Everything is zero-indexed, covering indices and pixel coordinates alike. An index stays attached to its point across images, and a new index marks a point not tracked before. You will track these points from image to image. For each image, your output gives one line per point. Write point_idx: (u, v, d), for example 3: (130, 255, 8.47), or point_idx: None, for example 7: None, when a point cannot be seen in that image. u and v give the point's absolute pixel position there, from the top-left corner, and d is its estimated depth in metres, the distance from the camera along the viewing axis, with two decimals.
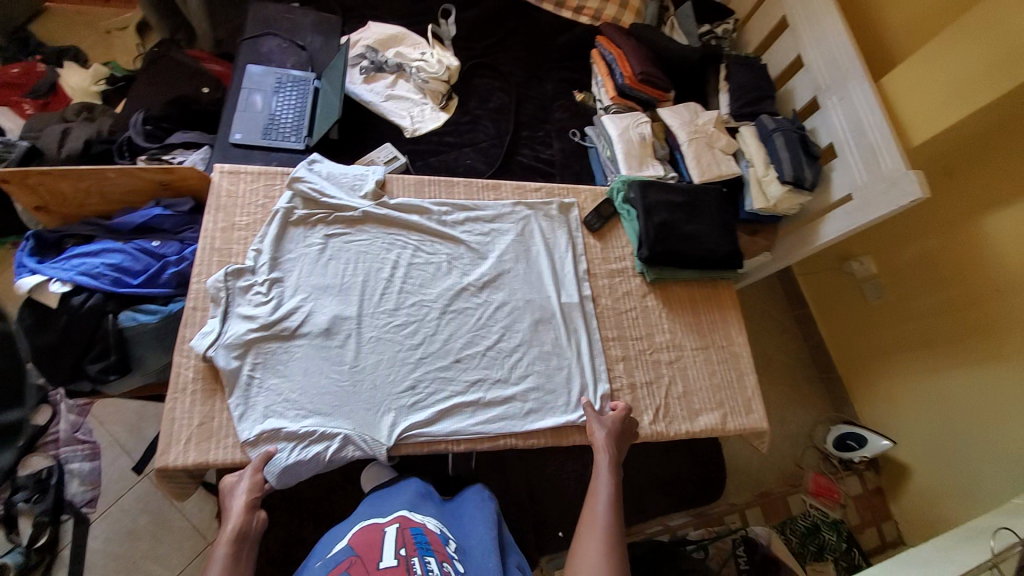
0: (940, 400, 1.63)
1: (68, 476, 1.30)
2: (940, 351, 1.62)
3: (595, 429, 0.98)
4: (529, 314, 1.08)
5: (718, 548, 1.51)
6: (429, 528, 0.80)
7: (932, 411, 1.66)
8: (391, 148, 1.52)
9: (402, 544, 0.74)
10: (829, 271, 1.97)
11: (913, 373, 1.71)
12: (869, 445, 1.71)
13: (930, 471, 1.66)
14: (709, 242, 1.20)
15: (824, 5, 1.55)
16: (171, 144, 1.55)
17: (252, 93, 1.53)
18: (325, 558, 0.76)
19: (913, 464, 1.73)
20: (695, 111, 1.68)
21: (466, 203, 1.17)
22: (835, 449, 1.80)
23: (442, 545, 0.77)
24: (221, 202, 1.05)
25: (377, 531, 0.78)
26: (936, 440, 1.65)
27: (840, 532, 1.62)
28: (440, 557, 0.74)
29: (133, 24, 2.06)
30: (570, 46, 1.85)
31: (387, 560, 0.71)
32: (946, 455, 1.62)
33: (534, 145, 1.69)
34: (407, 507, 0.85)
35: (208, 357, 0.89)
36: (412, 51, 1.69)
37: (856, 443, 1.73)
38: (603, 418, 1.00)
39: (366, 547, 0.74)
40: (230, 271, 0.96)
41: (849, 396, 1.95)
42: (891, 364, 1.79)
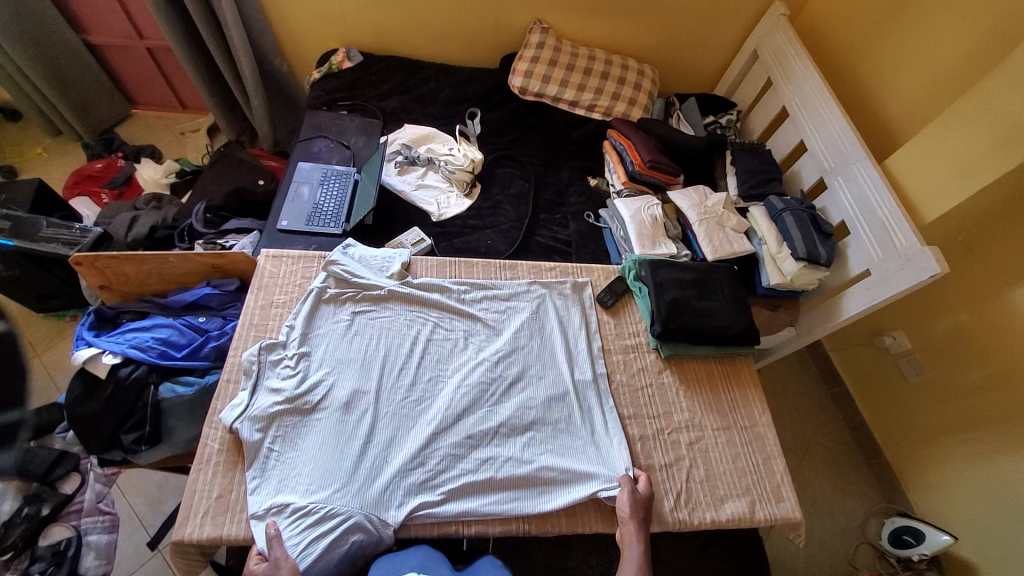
0: (1006, 490, 1.47)
1: (85, 548, 1.32)
2: (992, 436, 1.51)
3: (622, 499, 0.96)
4: (543, 391, 1.10)
5: None
6: None
7: (998, 503, 1.49)
8: (419, 231, 1.65)
9: None
10: (862, 346, 1.91)
11: (964, 459, 1.58)
12: (928, 540, 1.54)
13: (1002, 573, 1.45)
14: (722, 319, 1.21)
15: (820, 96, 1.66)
16: (226, 229, 1.75)
17: (300, 185, 1.73)
18: None
19: (982, 562, 1.51)
20: (704, 193, 1.77)
21: (484, 282, 1.24)
22: (892, 546, 1.62)
23: None
24: (262, 282, 1.16)
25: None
26: (1003, 534, 1.47)
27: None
28: None
29: (205, 127, 2.41)
30: (584, 138, 2.03)
31: None
32: (1019, 556, 1.42)
33: (552, 227, 1.80)
34: (417, 570, 0.82)
35: (233, 429, 0.94)
36: (441, 147, 1.89)
37: (914, 538, 1.57)
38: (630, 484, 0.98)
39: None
40: (264, 346, 1.03)
41: (901, 484, 1.79)
42: (941, 450, 1.66)
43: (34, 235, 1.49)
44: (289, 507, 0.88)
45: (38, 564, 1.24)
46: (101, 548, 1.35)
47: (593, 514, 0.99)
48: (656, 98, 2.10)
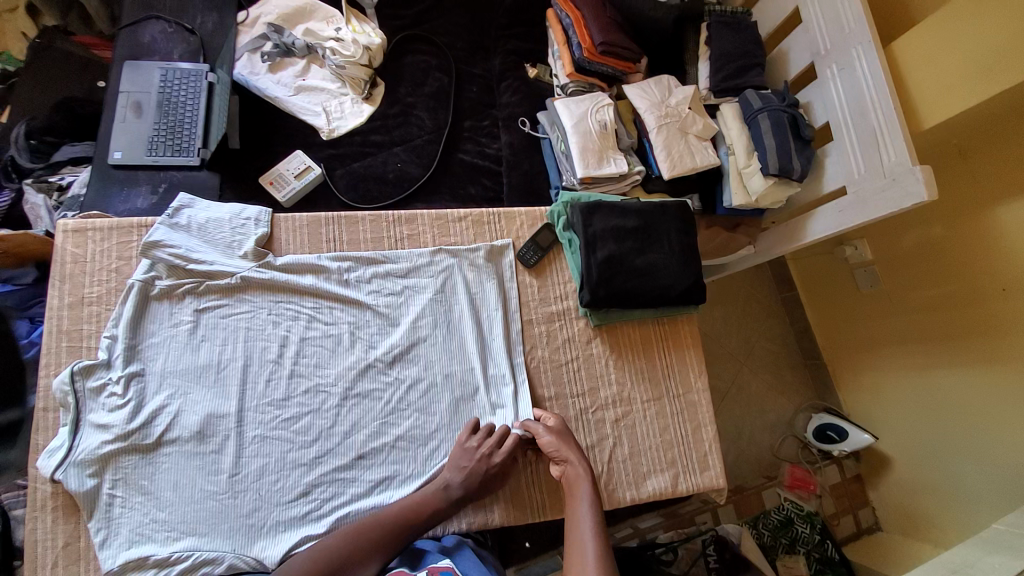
0: (930, 403, 1.48)
1: None
2: (931, 360, 1.45)
3: (540, 433, 0.90)
4: (446, 393, 0.94)
5: (688, 548, 1.38)
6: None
7: (915, 411, 1.52)
8: (304, 156, 1.30)
9: None
10: (819, 256, 1.75)
11: (895, 371, 1.57)
12: (850, 438, 1.60)
13: (912, 467, 1.55)
14: (665, 278, 1.01)
15: None
16: (56, 161, 1.34)
17: (132, 96, 1.27)
18: None
19: (896, 459, 1.60)
20: (667, 88, 1.41)
21: (374, 255, 0.97)
22: (816, 439, 1.68)
23: None
24: (65, 270, 0.87)
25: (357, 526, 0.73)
26: (921, 447, 1.51)
27: (815, 524, 1.53)
28: None
29: (24, 3, 1.71)
30: (520, 6, 1.54)
31: None
32: (931, 458, 1.48)
33: (478, 138, 1.45)
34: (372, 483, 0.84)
35: (57, 479, 0.78)
36: (325, 27, 1.41)
37: (836, 435, 1.62)
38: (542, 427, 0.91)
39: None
40: (78, 369, 0.81)
41: (832, 385, 1.79)
42: (883, 364, 1.60)
43: None
44: (150, 560, 0.77)
45: None
46: None
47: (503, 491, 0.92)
48: None
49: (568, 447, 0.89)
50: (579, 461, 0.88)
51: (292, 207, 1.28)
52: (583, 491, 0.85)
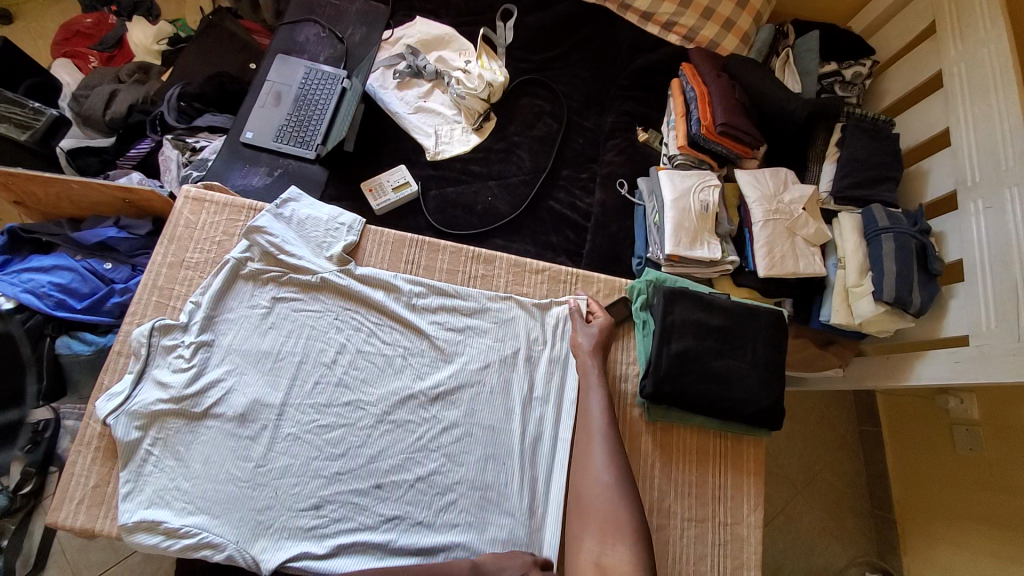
0: None
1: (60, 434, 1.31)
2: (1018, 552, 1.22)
3: (581, 336, 0.96)
4: (478, 447, 0.90)
5: None
6: None
7: None
8: (405, 171, 1.35)
9: None
10: (914, 398, 1.53)
11: (967, 548, 1.34)
12: None
13: None
14: (739, 391, 0.92)
15: (1002, 75, 1.12)
16: (197, 127, 1.51)
17: (277, 86, 1.41)
18: None
19: None
20: (782, 183, 1.33)
21: (447, 288, 0.97)
22: None
23: None
24: (176, 233, 0.95)
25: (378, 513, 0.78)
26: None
27: None
28: None
29: None
30: (646, 70, 1.53)
31: None
32: None
33: (573, 189, 1.43)
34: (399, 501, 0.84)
35: (108, 424, 0.82)
36: (457, 58, 1.48)
37: None
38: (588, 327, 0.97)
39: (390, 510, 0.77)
40: (158, 326, 0.87)
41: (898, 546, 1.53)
42: (957, 534, 1.37)
43: None
44: (160, 526, 0.79)
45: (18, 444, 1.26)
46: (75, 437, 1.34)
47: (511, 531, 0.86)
48: (763, 24, 1.51)
49: (595, 345, 0.94)
50: (595, 357, 0.93)
51: (382, 216, 1.33)
52: (594, 383, 0.91)
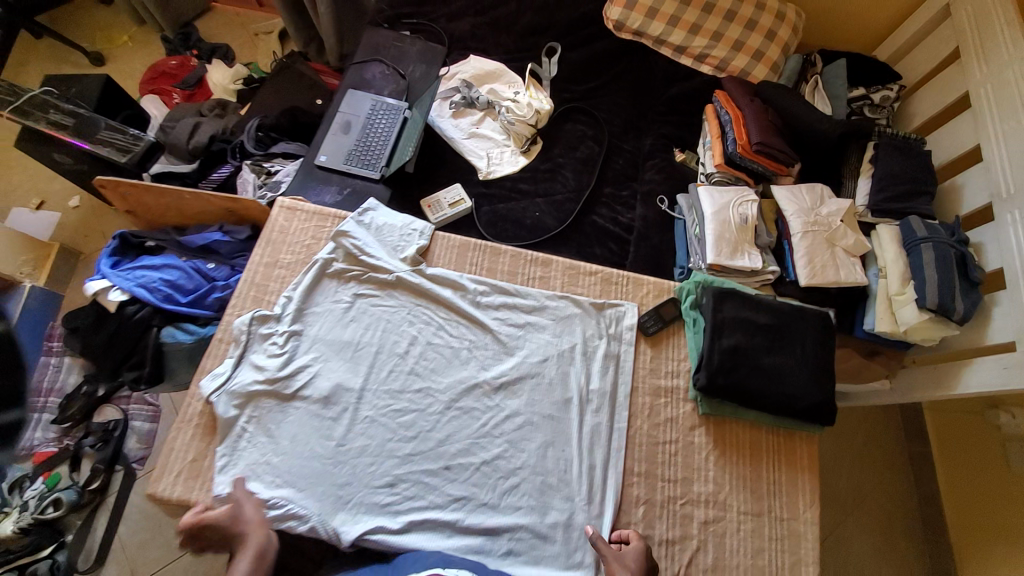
0: None
1: (129, 433, 1.61)
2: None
3: (615, 570, 0.82)
4: (540, 434, 0.95)
5: None
6: None
7: None
8: (460, 190, 1.47)
9: None
10: (965, 414, 1.49)
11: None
12: None
13: None
14: (789, 386, 0.96)
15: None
16: (273, 153, 1.68)
17: (347, 116, 1.57)
18: None
19: None
20: (820, 196, 1.39)
21: (508, 287, 1.06)
22: None
23: None
24: (272, 236, 1.07)
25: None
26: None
27: None
28: None
29: (277, 31, 2.26)
30: (682, 97, 1.64)
31: None
32: None
33: (614, 205, 1.52)
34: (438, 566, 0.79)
35: (211, 401, 0.92)
36: (506, 89, 1.63)
37: None
38: (622, 554, 0.85)
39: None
40: (257, 316, 0.98)
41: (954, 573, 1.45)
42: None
43: (93, 134, 1.57)
44: (250, 498, 0.86)
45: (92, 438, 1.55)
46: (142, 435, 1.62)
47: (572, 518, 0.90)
48: (791, 53, 1.62)
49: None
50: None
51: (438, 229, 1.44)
52: None
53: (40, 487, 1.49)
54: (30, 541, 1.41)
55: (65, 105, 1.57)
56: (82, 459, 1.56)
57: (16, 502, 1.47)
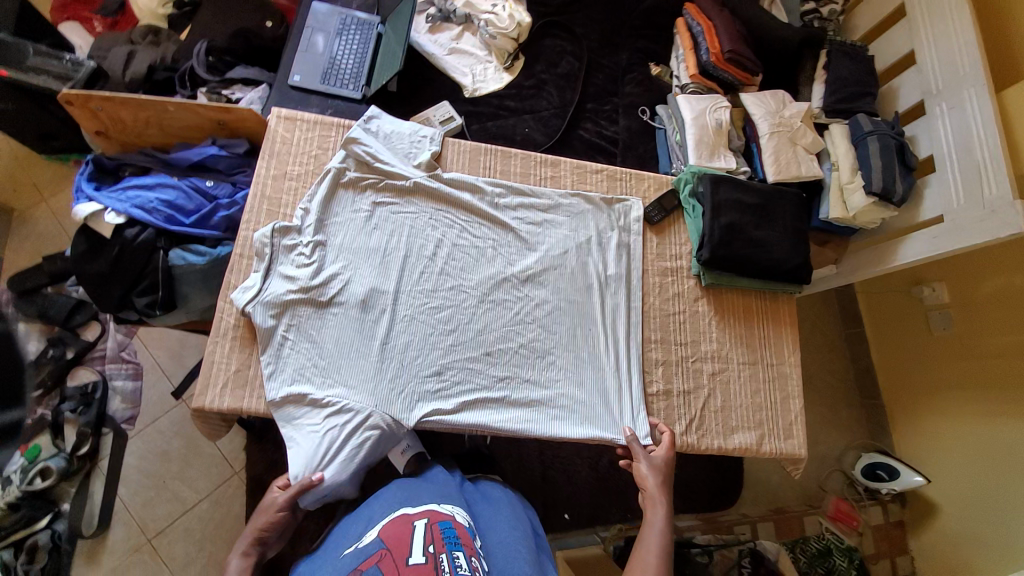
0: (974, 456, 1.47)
1: (112, 392, 1.49)
2: (995, 408, 1.41)
3: (640, 464, 0.95)
4: (568, 317, 1.04)
5: (723, 556, 1.41)
6: (458, 522, 0.83)
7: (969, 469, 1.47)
8: (448, 107, 1.44)
9: (431, 541, 0.77)
10: (891, 294, 1.70)
11: (950, 415, 1.53)
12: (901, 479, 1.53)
13: (959, 514, 1.49)
14: (776, 255, 1.10)
15: None
16: (231, 78, 1.54)
17: (315, 32, 1.46)
18: (358, 548, 0.79)
19: (943, 503, 1.54)
20: (783, 100, 1.52)
21: (523, 188, 1.10)
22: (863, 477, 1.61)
23: (470, 542, 0.80)
24: (275, 148, 1.04)
25: (405, 525, 0.80)
26: (968, 500, 1.47)
27: (853, 560, 1.49)
28: (467, 552, 0.77)
29: None
30: (653, 11, 1.68)
31: (416, 556, 0.73)
32: (982, 510, 1.42)
33: (599, 120, 1.58)
34: (438, 500, 0.89)
35: (247, 312, 0.92)
36: (482, 1, 1.56)
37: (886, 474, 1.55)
38: (649, 454, 0.97)
39: (395, 541, 0.77)
40: (278, 228, 0.96)
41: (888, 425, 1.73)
42: (943, 406, 1.55)
43: (21, 64, 1.34)
44: (305, 398, 0.90)
45: (70, 402, 1.43)
46: (127, 393, 1.51)
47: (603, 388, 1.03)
48: None
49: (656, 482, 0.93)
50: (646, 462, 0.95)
51: None
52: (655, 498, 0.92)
53: (21, 460, 1.37)
54: (21, 515, 1.33)
55: None
56: (64, 425, 1.43)
57: None
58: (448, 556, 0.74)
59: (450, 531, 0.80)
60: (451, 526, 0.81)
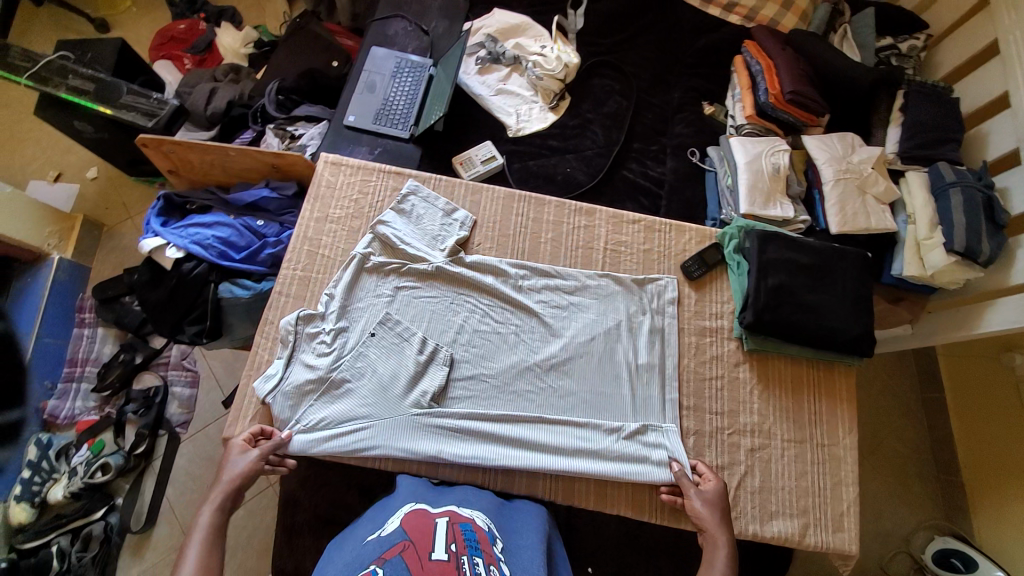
0: None
1: (171, 396, 1.61)
2: None
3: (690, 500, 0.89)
4: (593, 409, 0.98)
5: None
6: (478, 526, 0.79)
7: None
8: (491, 147, 1.47)
9: (452, 540, 0.74)
10: (976, 361, 1.49)
11: None
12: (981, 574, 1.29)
13: None
14: (831, 320, 1.01)
15: None
16: (296, 116, 1.65)
17: (372, 75, 1.55)
18: (379, 536, 0.77)
19: None
20: (852, 144, 1.40)
21: (549, 270, 1.07)
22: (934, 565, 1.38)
23: (490, 547, 0.75)
24: (319, 191, 1.11)
25: (426, 521, 0.78)
26: None
27: None
28: (487, 559, 0.72)
29: None
30: (710, 49, 1.62)
31: (438, 551, 0.70)
32: None
33: (645, 160, 1.52)
34: (455, 503, 0.86)
35: (267, 401, 0.95)
36: (533, 43, 1.61)
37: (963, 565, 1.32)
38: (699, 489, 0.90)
39: (418, 534, 0.74)
40: (302, 316, 0.99)
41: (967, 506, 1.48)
42: None
43: (116, 100, 1.52)
44: (310, 401, 0.95)
45: (134, 404, 1.56)
46: (184, 398, 1.63)
47: (621, 488, 0.96)
48: (820, 2, 1.60)
49: (715, 516, 0.87)
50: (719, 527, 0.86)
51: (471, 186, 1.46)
52: (715, 537, 0.85)
53: (86, 453, 1.49)
54: (81, 505, 1.44)
55: (84, 70, 1.53)
56: (126, 425, 1.55)
57: (64, 468, 1.50)
58: (468, 558, 0.70)
59: (471, 534, 0.76)
60: (471, 528, 0.77)
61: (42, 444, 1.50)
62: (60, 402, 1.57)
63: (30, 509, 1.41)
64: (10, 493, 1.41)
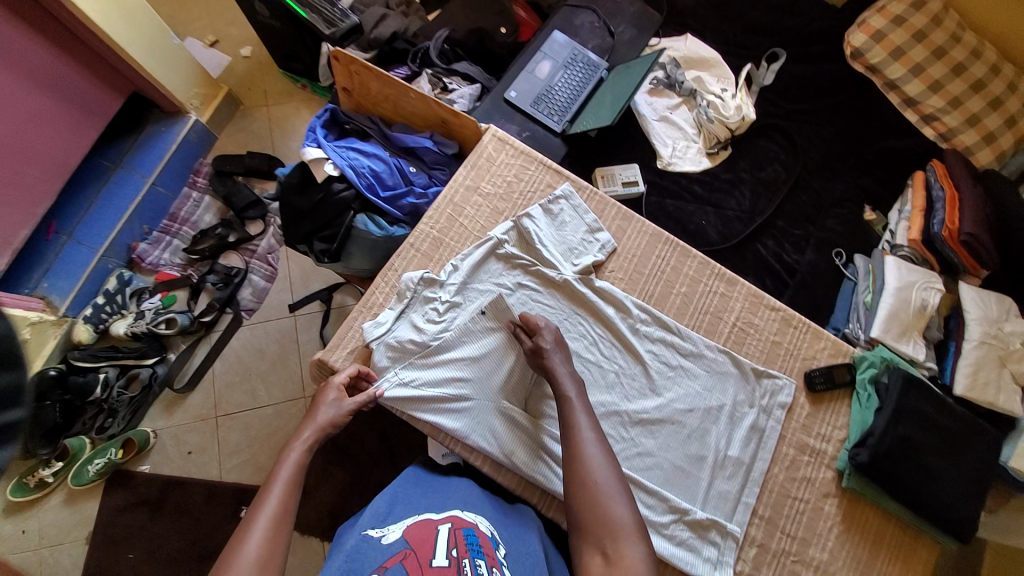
0: None
1: (247, 283, 1.62)
2: None
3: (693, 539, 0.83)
4: (666, 480, 0.94)
5: None
6: (481, 532, 0.77)
7: None
8: (636, 171, 1.43)
9: (454, 545, 0.72)
10: None
11: None
12: None
13: None
14: (942, 492, 0.93)
15: None
16: (456, 70, 1.64)
17: (544, 58, 1.52)
18: (377, 538, 0.73)
19: None
20: (1008, 310, 1.27)
21: (670, 323, 1.03)
22: None
23: (493, 552, 0.74)
24: (478, 162, 1.10)
25: (429, 527, 0.75)
26: None
27: None
28: (490, 562, 0.71)
29: None
30: (892, 153, 1.50)
31: (440, 558, 0.68)
32: None
33: (784, 242, 1.45)
34: (459, 508, 0.83)
35: (370, 346, 0.97)
36: (714, 82, 1.54)
37: None
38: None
39: (419, 543, 0.71)
40: (425, 278, 1.00)
41: None
42: None
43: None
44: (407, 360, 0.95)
45: (215, 277, 1.58)
46: (257, 290, 1.63)
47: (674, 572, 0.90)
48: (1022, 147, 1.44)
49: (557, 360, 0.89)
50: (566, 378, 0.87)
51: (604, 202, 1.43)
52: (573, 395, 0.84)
53: (157, 302, 1.56)
54: (139, 347, 1.50)
55: None
56: (201, 292, 1.60)
57: (132, 308, 1.55)
58: (469, 563, 0.68)
59: (473, 540, 0.74)
60: (473, 535, 0.75)
61: (122, 280, 1.55)
62: (150, 248, 1.61)
63: (93, 331, 1.48)
64: (82, 312, 1.49)
